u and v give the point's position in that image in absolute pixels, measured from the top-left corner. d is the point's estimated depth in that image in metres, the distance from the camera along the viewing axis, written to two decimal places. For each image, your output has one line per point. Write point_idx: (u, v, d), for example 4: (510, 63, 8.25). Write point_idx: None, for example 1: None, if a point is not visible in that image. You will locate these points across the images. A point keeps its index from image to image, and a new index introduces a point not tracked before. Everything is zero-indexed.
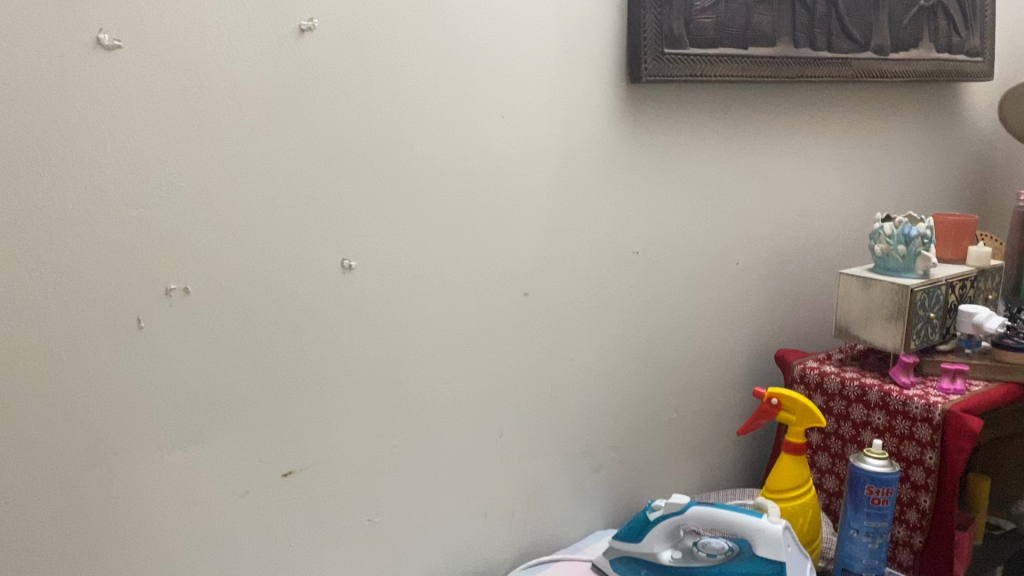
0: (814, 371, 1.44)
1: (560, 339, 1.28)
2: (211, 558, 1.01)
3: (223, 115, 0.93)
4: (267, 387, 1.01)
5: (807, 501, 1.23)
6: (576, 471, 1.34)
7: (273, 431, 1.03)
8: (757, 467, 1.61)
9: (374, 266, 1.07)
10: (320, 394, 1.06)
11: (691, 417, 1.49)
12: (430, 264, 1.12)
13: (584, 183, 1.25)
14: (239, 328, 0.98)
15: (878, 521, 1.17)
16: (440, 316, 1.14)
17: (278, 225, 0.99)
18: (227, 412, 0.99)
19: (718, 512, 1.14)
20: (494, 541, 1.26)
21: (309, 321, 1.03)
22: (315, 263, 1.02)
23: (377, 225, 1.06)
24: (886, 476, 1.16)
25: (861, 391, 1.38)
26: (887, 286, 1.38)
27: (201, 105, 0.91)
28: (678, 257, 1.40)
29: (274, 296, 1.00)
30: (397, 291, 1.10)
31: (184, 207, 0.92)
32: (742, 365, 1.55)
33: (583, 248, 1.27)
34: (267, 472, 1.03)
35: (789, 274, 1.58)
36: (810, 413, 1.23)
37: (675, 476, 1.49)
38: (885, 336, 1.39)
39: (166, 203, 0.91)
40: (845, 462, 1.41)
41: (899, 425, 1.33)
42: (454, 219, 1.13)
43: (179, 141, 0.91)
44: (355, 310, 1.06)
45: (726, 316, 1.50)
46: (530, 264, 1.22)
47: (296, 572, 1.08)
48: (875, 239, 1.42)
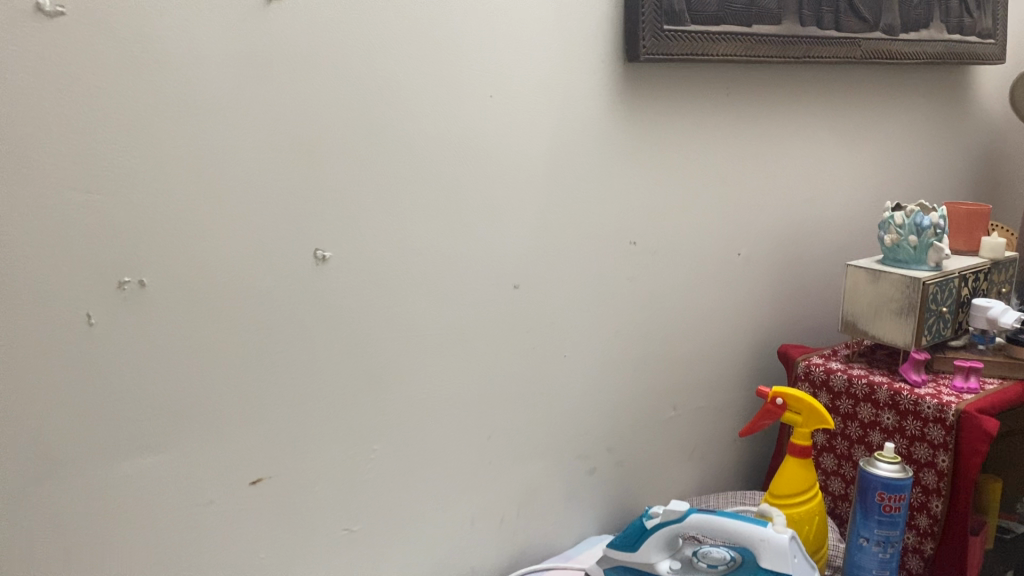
0: (820, 368, 1.37)
1: (553, 335, 1.20)
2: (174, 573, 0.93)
3: (183, 90, 0.85)
4: (233, 389, 0.93)
5: (813, 507, 1.16)
6: (568, 474, 1.27)
7: (241, 436, 0.95)
8: (758, 467, 1.54)
9: (351, 258, 0.99)
10: (293, 395, 0.98)
11: (690, 415, 1.41)
12: (412, 255, 1.04)
13: (577, 169, 1.17)
14: (201, 325, 0.90)
15: (889, 530, 1.10)
16: (423, 310, 1.07)
17: (245, 212, 0.91)
18: (189, 415, 0.91)
19: (720, 521, 1.07)
20: (482, 549, 1.19)
21: (280, 316, 0.95)
22: (286, 253, 0.94)
23: (353, 212, 0.98)
24: (899, 482, 1.09)
25: (869, 390, 1.30)
26: (897, 279, 1.30)
27: (156, 79, 0.83)
28: (677, 247, 1.32)
29: (241, 290, 0.92)
30: (377, 284, 1.02)
31: (138, 192, 0.84)
32: (744, 361, 1.47)
33: (576, 238, 1.20)
34: (234, 479, 0.95)
35: (793, 266, 1.51)
36: (818, 415, 1.16)
37: (673, 478, 1.41)
38: (894, 332, 1.32)
39: (119, 187, 0.83)
40: (851, 464, 1.34)
41: (909, 426, 1.26)
42: (437, 207, 1.05)
43: (132, 119, 0.82)
44: (331, 303, 0.99)
45: (727, 310, 1.42)
46: (520, 254, 1.14)
47: None
48: (885, 229, 1.34)
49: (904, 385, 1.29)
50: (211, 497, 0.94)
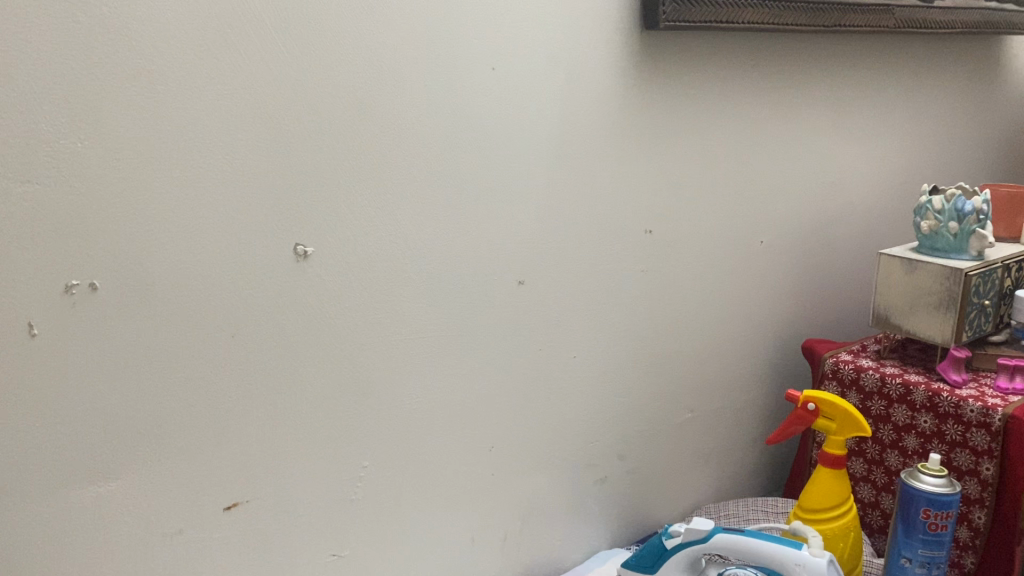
0: (849, 366, 1.26)
1: (561, 334, 1.09)
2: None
3: (137, 61, 0.73)
4: (203, 404, 0.82)
5: (848, 523, 1.06)
6: (578, 484, 1.16)
7: (213, 457, 0.84)
8: (778, 469, 1.44)
9: (337, 253, 0.88)
10: (271, 410, 0.86)
11: (707, 417, 1.31)
12: (406, 249, 0.92)
13: (588, 151, 1.06)
14: (163, 333, 0.79)
15: (934, 550, 0.99)
16: (419, 310, 0.95)
17: (213, 204, 0.79)
18: (152, 436, 0.80)
19: (747, 541, 0.97)
20: (485, 568, 1.08)
21: (256, 320, 0.84)
22: (261, 251, 0.83)
23: (339, 202, 0.87)
24: (946, 498, 0.98)
25: (904, 390, 1.20)
26: (936, 270, 1.19)
27: (104, 49, 0.71)
28: (695, 236, 1.21)
29: (209, 292, 0.80)
30: (367, 284, 0.90)
31: (86, 180, 0.72)
32: (765, 358, 1.36)
33: (587, 227, 1.08)
34: (206, 505, 0.84)
35: (817, 254, 1.40)
36: (853, 421, 1.05)
37: (688, 485, 1.31)
38: (932, 327, 1.21)
39: (63, 176, 0.71)
40: (884, 470, 1.23)
41: (949, 430, 1.16)
42: (434, 195, 0.94)
43: (76, 96, 0.70)
44: (315, 306, 0.87)
45: (748, 302, 1.31)
46: (526, 246, 1.03)
47: None
48: (921, 215, 1.23)
49: (942, 386, 1.18)
50: (180, 525, 0.83)
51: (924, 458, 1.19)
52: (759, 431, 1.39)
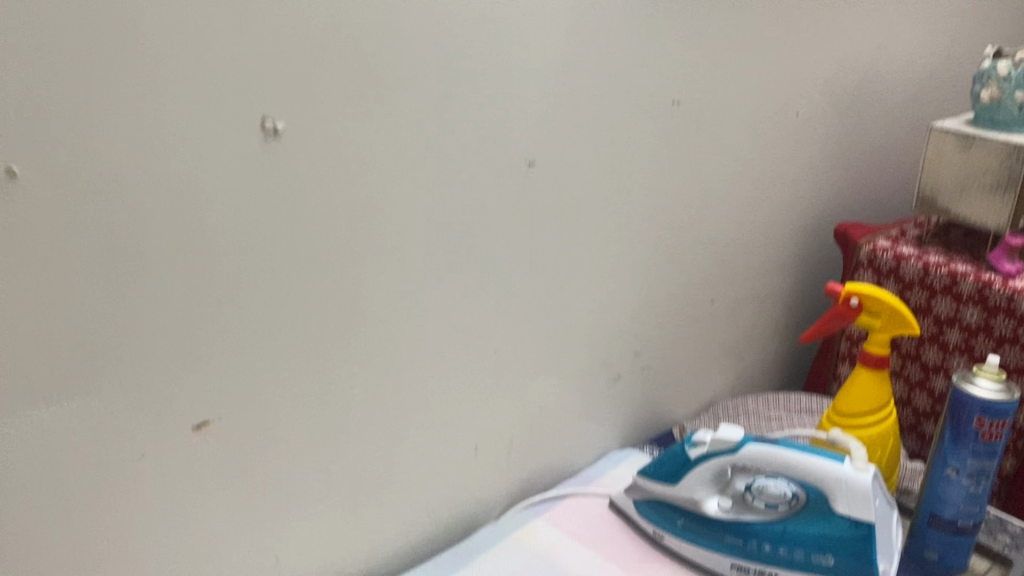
0: (888, 253, 1.14)
1: (576, 223, 0.96)
2: (101, 557, 0.70)
3: None
4: (168, 320, 0.67)
5: (886, 428, 0.96)
6: (589, 385, 1.06)
7: (178, 375, 0.69)
8: (792, 359, 1.35)
9: (324, 133, 0.72)
10: (246, 318, 0.72)
11: (726, 309, 1.20)
12: (403, 127, 0.77)
13: (614, 7, 0.89)
14: (113, 234, 0.62)
15: (984, 460, 0.90)
16: (417, 200, 0.81)
17: (159, 68, 0.61)
18: (106, 360, 0.65)
19: (784, 453, 0.87)
20: (488, 476, 1.00)
21: (230, 217, 0.68)
22: (228, 128, 0.66)
23: (325, 70, 0.70)
24: (1002, 405, 0.88)
25: (950, 281, 1.08)
26: (996, 147, 1.06)
27: None
28: (727, 109, 1.06)
29: (169, 183, 0.64)
30: (353, 167, 0.75)
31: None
32: (790, 243, 1.24)
33: (608, 99, 0.93)
34: (178, 434, 0.71)
35: (854, 128, 1.25)
36: (901, 319, 0.94)
37: (700, 380, 1.22)
38: (985, 211, 1.09)
39: None
40: (919, 366, 1.14)
41: (998, 326, 1.05)
42: (434, 60, 0.77)
43: None
44: (293, 198, 0.72)
45: (777, 183, 1.18)
46: (540, 122, 0.88)
47: (230, 553, 0.79)
48: (982, 82, 1.08)
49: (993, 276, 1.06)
50: (141, 452, 0.69)
51: (966, 355, 1.08)
52: (777, 322, 1.29)
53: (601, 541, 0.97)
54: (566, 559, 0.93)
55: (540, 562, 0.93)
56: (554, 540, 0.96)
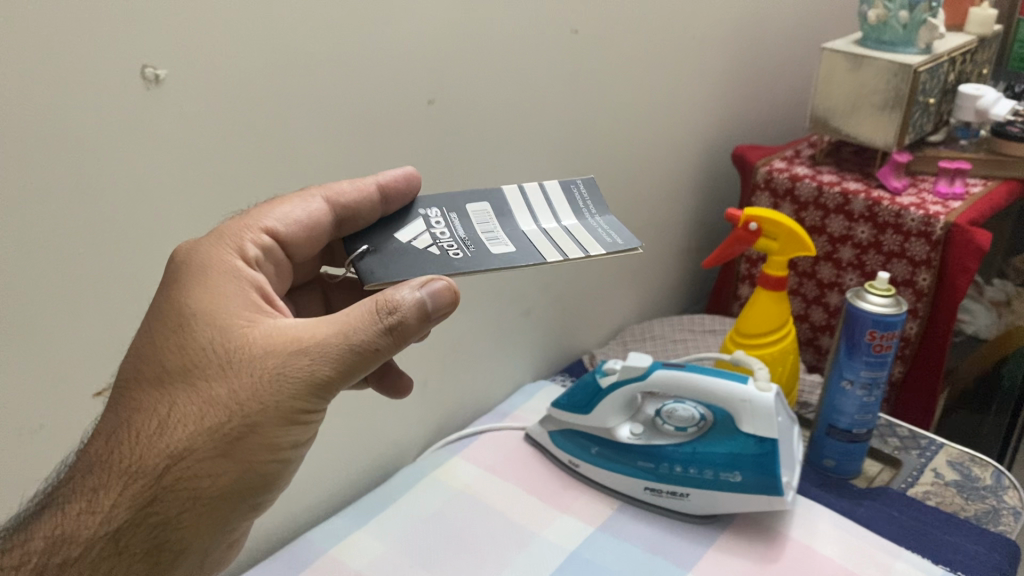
0: (783, 175, 1.18)
1: (478, 159, 0.96)
2: None
3: None
4: (70, 312, 0.67)
5: (786, 347, 1.00)
6: (503, 322, 1.08)
7: (72, 335, 0.68)
8: (687, 291, 1.41)
9: (191, 84, 0.68)
10: (147, 261, 0.71)
11: (632, 233, 1.23)
12: (292, 79, 0.75)
13: None
14: (25, 242, 0.62)
15: (877, 371, 0.95)
16: (314, 142, 0.79)
17: (22, 13, 0.58)
18: (23, 345, 0.65)
19: (689, 378, 0.89)
20: (405, 419, 1.01)
21: (132, 194, 0.67)
22: (102, 72, 0.63)
23: (208, 45, 0.68)
24: (893, 318, 0.92)
25: (843, 200, 1.13)
26: (883, 66, 1.10)
27: None
28: (627, 38, 1.07)
29: (72, 186, 0.64)
30: (250, 113, 0.73)
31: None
32: (689, 171, 1.28)
33: (505, 31, 0.92)
34: (70, 389, 0.69)
35: (753, 61, 1.30)
36: (797, 239, 0.97)
37: (605, 310, 1.25)
38: (874, 128, 1.14)
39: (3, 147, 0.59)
40: (838, 293, 1.16)
41: (887, 241, 1.10)
42: (317, 18, 0.75)
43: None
44: (180, 142, 0.69)
45: (677, 115, 1.20)
46: (432, 59, 0.87)
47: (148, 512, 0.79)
48: (869, 3, 1.12)
49: (931, 206, 1.07)
50: (39, 420, 0.68)
51: (859, 270, 1.14)
52: (674, 245, 1.32)
53: (519, 473, 0.98)
54: (483, 494, 0.95)
55: (459, 500, 0.94)
56: (470, 477, 0.97)
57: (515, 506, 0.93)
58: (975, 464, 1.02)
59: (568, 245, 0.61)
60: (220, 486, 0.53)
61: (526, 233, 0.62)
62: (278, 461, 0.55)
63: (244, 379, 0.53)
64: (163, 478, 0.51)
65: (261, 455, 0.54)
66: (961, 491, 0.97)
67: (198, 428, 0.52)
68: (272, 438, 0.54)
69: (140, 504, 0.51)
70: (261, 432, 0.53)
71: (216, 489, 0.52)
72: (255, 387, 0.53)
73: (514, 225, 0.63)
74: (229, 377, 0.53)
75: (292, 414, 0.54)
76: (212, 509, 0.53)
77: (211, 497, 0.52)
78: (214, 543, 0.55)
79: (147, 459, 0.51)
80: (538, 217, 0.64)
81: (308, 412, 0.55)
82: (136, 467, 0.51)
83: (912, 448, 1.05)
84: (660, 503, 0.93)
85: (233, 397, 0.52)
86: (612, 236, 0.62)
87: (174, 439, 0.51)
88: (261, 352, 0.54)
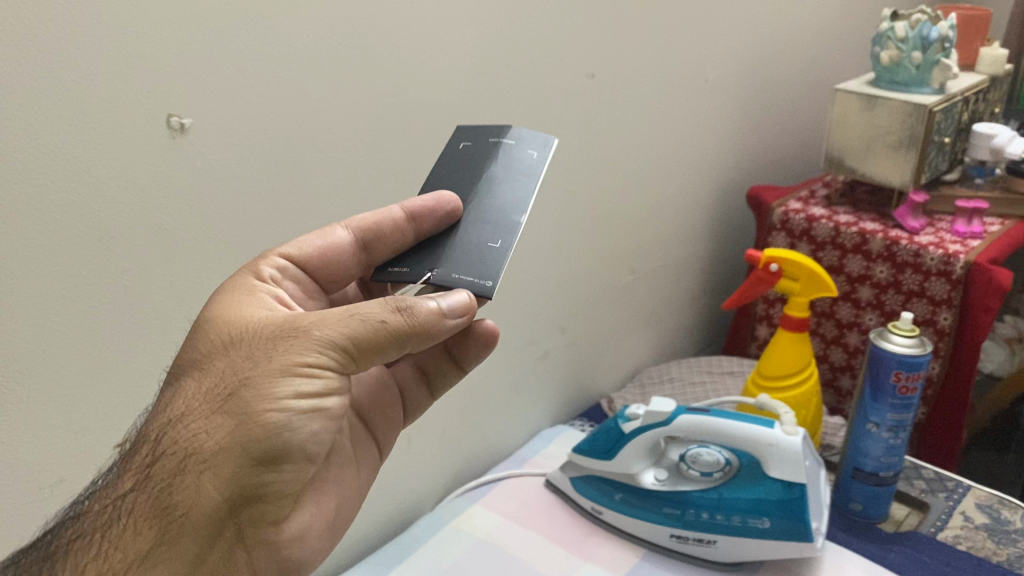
0: (799, 215, 1.18)
1: None
2: None
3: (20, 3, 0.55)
4: (91, 364, 0.66)
5: (808, 390, 0.99)
6: (522, 366, 1.07)
7: (93, 388, 0.67)
8: (702, 332, 1.40)
9: (215, 133, 0.68)
10: (172, 312, 0.70)
11: (648, 275, 1.22)
12: (314, 127, 0.75)
13: None
14: (47, 295, 0.62)
15: (903, 414, 0.93)
16: (336, 190, 0.79)
17: (53, 66, 0.58)
18: (43, 399, 0.64)
19: (714, 422, 0.87)
20: (424, 466, 0.99)
21: (154, 245, 0.67)
22: (126, 123, 0.62)
23: (233, 95, 0.68)
24: (918, 359, 0.91)
25: (860, 240, 1.12)
26: (898, 107, 1.11)
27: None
28: (642, 82, 1.07)
29: (94, 239, 0.63)
30: (273, 162, 0.73)
31: (20, 168, 0.58)
32: (704, 212, 1.28)
33: (523, 78, 0.93)
34: (89, 443, 0.68)
35: (766, 102, 1.30)
36: (818, 279, 0.97)
37: (621, 352, 1.24)
38: (889, 168, 1.14)
39: (29, 200, 0.59)
40: (858, 334, 1.15)
41: (906, 280, 1.09)
42: (340, 67, 0.75)
43: (25, 46, 0.56)
44: (205, 192, 0.69)
45: (691, 157, 1.20)
46: (452, 105, 0.87)
47: None
48: (881, 44, 1.13)
49: (950, 246, 1.07)
50: (61, 475, 0.67)
51: (878, 310, 1.13)
52: (688, 287, 1.32)
53: (540, 520, 0.97)
54: (504, 543, 0.93)
55: (480, 549, 0.92)
56: (492, 525, 0.96)
57: (537, 556, 0.91)
58: (1004, 506, 1.00)
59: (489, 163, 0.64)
60: (218, 433, 0.51)
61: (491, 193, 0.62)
62: (282, 413, 0.51)
63: (242, 347, 0.54)
64: (165, 443, 0.52)
65: (259, 403, 0.51)
66: (991, 535, 0.96)
67: (198, 391, 0.53)
68: (270, 386, 0.51)
69: (145, 470, 0.52)
70: (253, 385, 0.51)
71: (213, 444, 0.51)
72: (251, 348, 0.53)
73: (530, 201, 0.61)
74: (233, 345, 0.54)
75: (295, 369, 0.52)
76: (214, 461, 0.51)
77: (212, 455, 0.51)
78: (238, 507, 0.53)
79: (153, 429, 0.53)
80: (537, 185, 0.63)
81: (313, 369, 0.52)
82: (146, 441, 0.53)
83: (939, 490, 1.03)
84: (686, 551, 0.91)
85: (234, 361, 0.53)
86: (489, 136, 0.67)
87: (176, 405, 0.53)
88: (268, 324, 0.54)
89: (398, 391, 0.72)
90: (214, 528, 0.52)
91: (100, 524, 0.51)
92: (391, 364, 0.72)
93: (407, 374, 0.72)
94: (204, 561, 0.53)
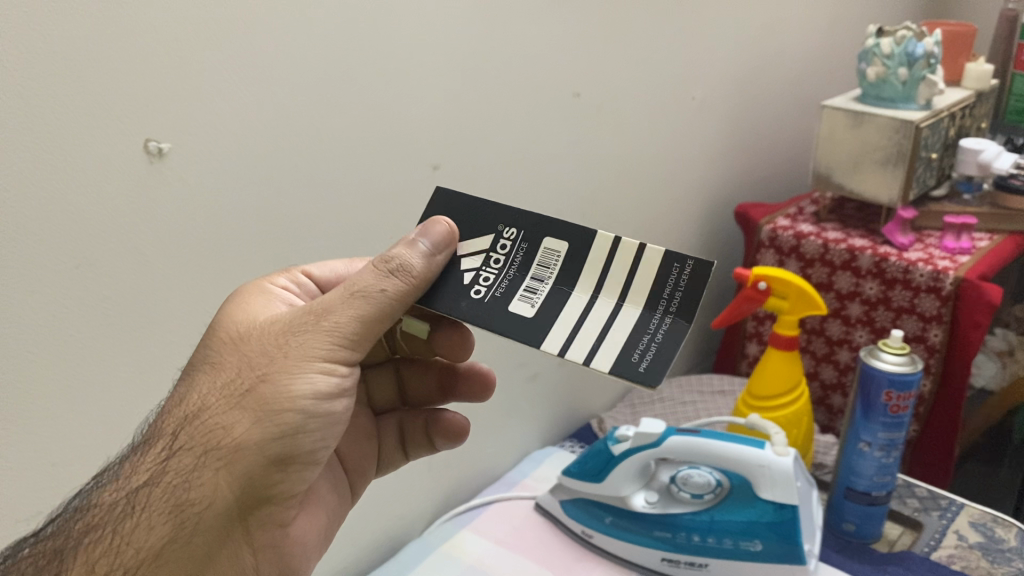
0: (788, 232, 1.18)
1: None
2: None
3: None
4: (68, 394, 0.65)
5: (796, 411, 0.98)
6: (511, 387, 1.06)
7: (71, 418, 0.66)
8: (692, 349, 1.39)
9: (194, 157, 0.67)
10: (150, 339, 0.69)
11: None
12: (296, 150, 0.74)
13: (513, 12, 0.89)
14: (22, 326, 0.60)
15: (895, 432, 0.92)
16: (319, 212, 0.79)
17: (26, 92, 0.57)
18: (18, 432, 0.63)
19: (704, 442, 0.86)
20: (412, 490, 0.98)
21: (133, 271, 0.66)
22: (102, 148, 0.61)
23: (212, 119, 0.67)
24: (908, 377, 0.90)
25: (849, 257, 1.12)
26: (884, 123, 1.10)
27: None
28: (628, 100, 1.07)
29: (70, 268, 0.62)
30: (254, 187, 0.72)
31: None
32: (694, 229, 1.27)
33: (508, 96, 0.92)
34: (67, 472, 0.67)
35: (752, 118, 1.30)
36: (807, 298, 0.96)
37: None
38: (877, 184, 1.14)
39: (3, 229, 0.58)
40: (849, 351, 1.15)
41: (896, 296, 1.08)
42: (321, 89, 0.75)
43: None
44: (183, 217, 0.68)
45: (680, 174, 1.20)
46: (437, 125, 0.86)
47: None
48: (867, 60, 1.13)
49: (938, 262, 1.06)
50: (38, 508, 0.65)
51: (869, 326, 1.12)
52: None
53: (531, 544, 0.95)
54: (495, 569, 0.91)
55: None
56: (482, 551, 0.94)
57: None
58: (998, 524, 0.99)
59: (585, 348, 0.48)
60: (236, 430, 0.50)
61: (590, 307, 0.49)
62: (298, 411, 0.51)
63: (260, 343, 0.53)
64: (184, 435, 0.51)
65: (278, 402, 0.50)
66: (986, 554, 0.95)
67: (214, 387, 0.52)
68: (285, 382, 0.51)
69: (159, 464, 0.51)
70: (269, 381, 0.51)
71: (234, 441, 0.50)
72: (269, 344, 0.52)
73: (570, 288, 0.50)
74: (247, 340, 0.53)
75: (313, 363, 0.51)
76: (231, 460, 0.50)
77: (230, 451, 0.50)
78: (248, 511, 0.52)
79: (167, 423, 0.52)
80: (599, 291, 0.49)
81: (325, 361, 0.51)
82: (163, 434, 0.52)
83: (932, 509, 1.02)
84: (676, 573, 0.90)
85: (248, 356, 0.52)
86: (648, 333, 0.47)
87: (192, 401, 0.52)
88: (277, 317, 0.54)
89: (375, 444, 0.72)
90: (224, 529, 0.51)
91: (114, 517, 0.50)
92: (379, 415, 0.73)
93: (390, 431, 0.73)
94: (213, 561, 0.52)
